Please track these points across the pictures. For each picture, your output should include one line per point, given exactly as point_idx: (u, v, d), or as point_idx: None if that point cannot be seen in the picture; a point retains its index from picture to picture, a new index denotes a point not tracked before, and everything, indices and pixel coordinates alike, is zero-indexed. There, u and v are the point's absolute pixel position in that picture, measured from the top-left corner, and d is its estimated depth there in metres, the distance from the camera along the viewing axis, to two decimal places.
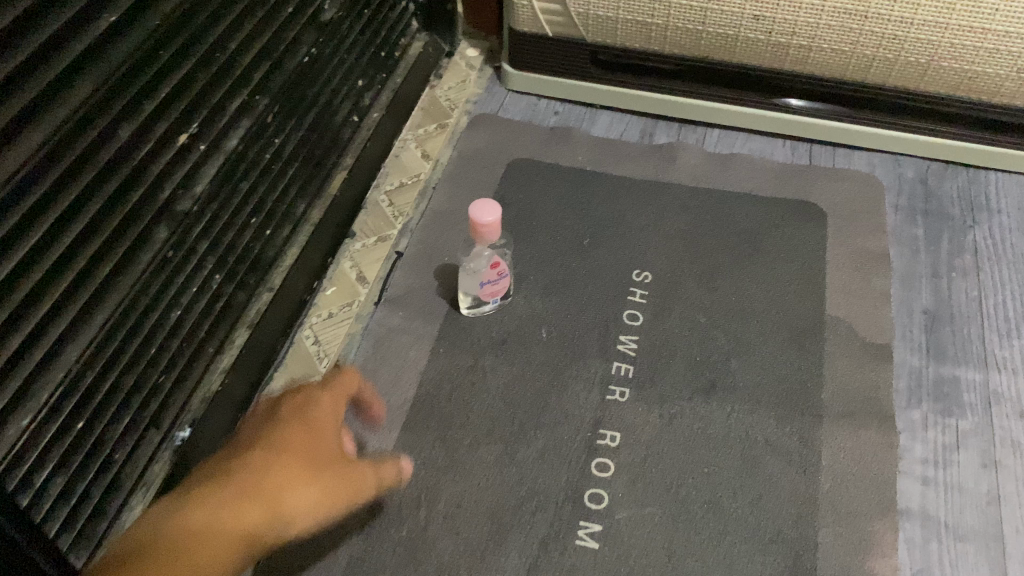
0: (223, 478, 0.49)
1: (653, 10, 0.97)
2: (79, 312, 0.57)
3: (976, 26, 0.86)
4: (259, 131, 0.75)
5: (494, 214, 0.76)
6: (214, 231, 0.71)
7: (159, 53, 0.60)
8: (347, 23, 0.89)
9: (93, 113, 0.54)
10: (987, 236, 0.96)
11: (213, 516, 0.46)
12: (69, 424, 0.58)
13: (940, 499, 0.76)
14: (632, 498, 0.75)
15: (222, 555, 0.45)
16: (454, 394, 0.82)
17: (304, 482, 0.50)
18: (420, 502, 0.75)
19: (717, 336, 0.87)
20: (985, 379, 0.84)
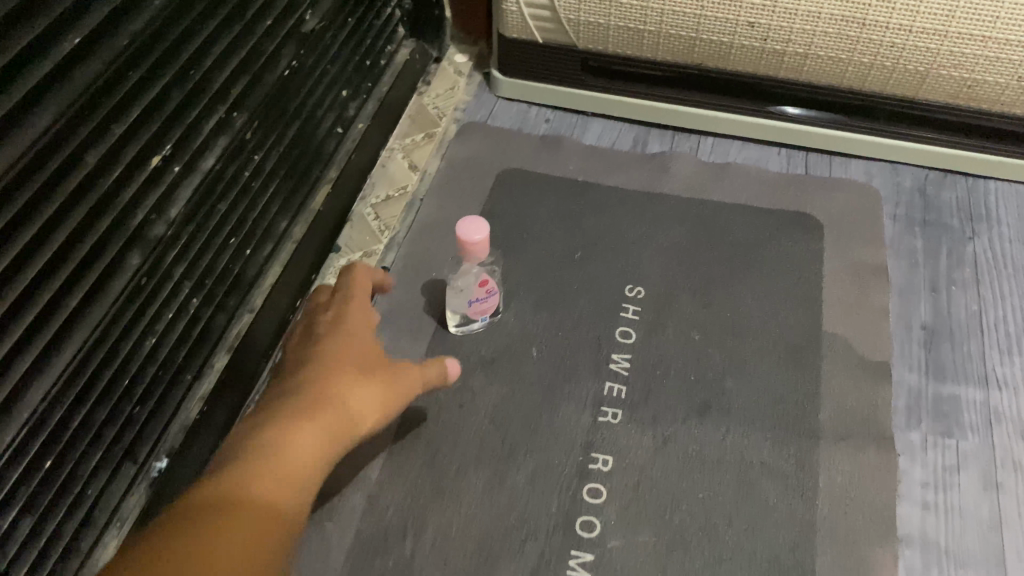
0: (300, 390, 0.59)
1: (645, 17, 0.94)
2: (46, 348, 0.55)
3: (976, 35, 0.84)
4: (237, 149, 0.73)
5: (482, 232, 0.74)
6: (190, 254, 0.69)
7: (129, 74, 0.57)
8: (330, 33, 0.86)
9: (57, 141, 0.52)
10: (987, 248, 0.94)
11: (306, 413, 0.56)
12: (37, 463, 0.56)
13: (940, 524, 0.74)
14: (625, 525, 0.73)
15: (320, 440, 0.55)
16: (442, 416, 0.80)
17: (375, 379, 0.62)
18: (406, 530, 0.73)
19: (712, 354, 0.84)
20: (985, 398, 0.82)
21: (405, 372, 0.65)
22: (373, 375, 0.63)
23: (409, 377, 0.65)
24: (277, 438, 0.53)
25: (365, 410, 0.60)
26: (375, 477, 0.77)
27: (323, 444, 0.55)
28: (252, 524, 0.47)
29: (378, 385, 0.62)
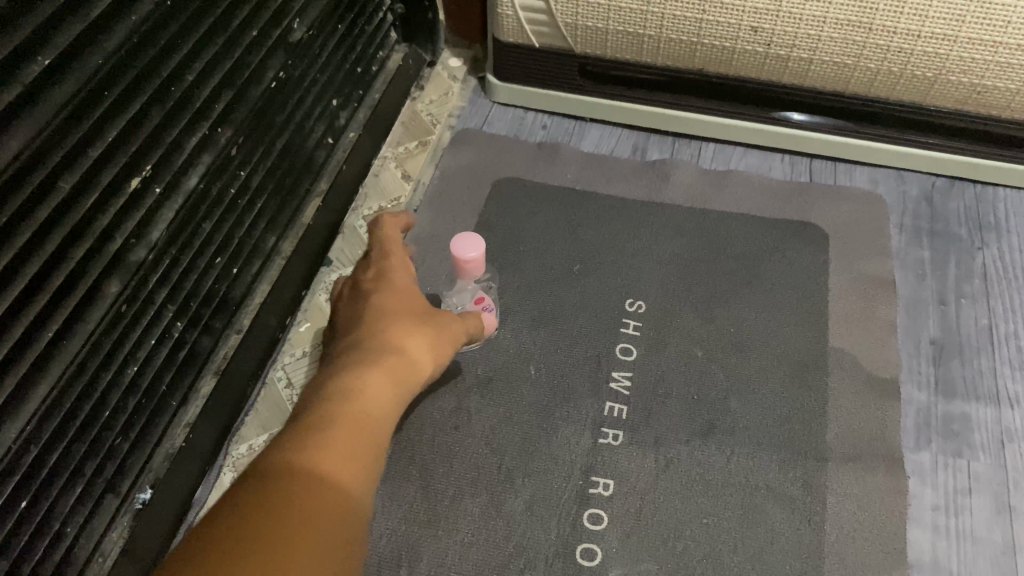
0: (362, 343, 0.64)
1: (645, 21, 0.90)
2: (19, 385, 0.52)
3: (988, 39, 0.80)
4: (222, 165, 0.70)
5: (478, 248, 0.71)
6: (173, 276, 0.66)
7: (103, 94, 0.54)
8: (319, 41, 0.83)
9: (25, 170, 0.49)
10: (996, 258, 0.92)
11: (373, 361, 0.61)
12: (13, 504, 0.53)
13: (952, 550, 0.71)
14: (627, 554, 0.71)
15: (390, 385, 0.60)
16: (437, 439, 0.78)
17: (427, 330, 0.67)
18: (401, 559, 0.71)
19: (715, 372, 0.82)
20: (997, 416, 0.79)
21: (449, 323, 0.70)
22: (425, 327, 0.67)
23: (455, 328, 0.70)
24: (350, 384, 0.58)
25: (422, 360, 0.65)
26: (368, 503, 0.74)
27: (394, 392, 0.60)
28: (350, 460, 0.52)
29: (431, 337, 0.67)
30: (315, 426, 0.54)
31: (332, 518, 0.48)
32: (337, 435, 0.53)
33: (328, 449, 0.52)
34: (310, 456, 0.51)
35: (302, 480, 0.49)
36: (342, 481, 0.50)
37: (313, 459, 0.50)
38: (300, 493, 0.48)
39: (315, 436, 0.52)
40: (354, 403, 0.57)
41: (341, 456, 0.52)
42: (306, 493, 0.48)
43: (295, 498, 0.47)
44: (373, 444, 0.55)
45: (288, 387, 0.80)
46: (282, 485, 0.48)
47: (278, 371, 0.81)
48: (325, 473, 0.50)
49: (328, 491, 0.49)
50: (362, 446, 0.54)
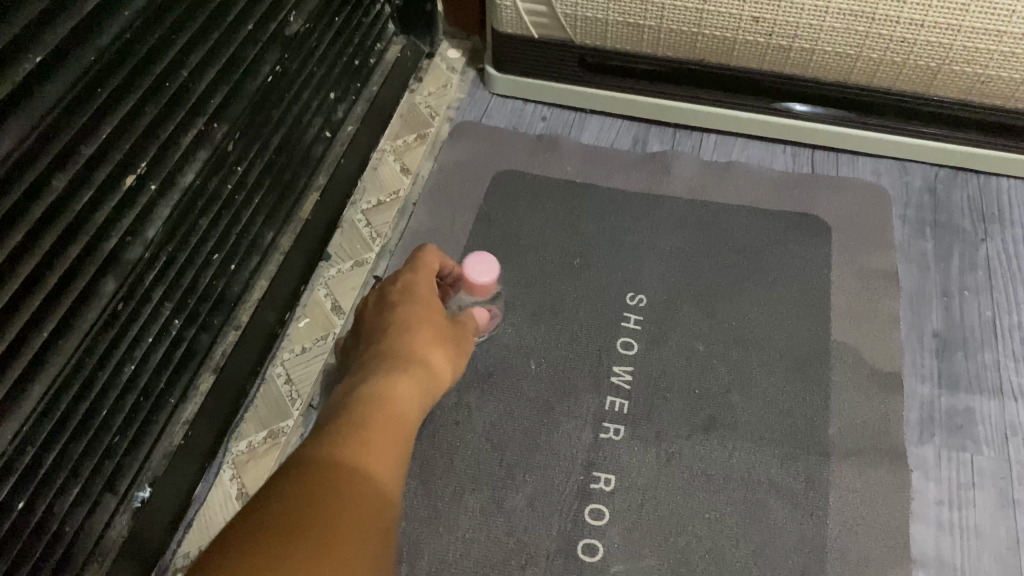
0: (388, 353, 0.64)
1: (645, 12, 0.89)
2: (13, 387, 0.51)
3: (992, 29, 0.79)
4: (218, 162, 0.69)
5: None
6: (170, 274, 0.65)
7: (97, 91, 0.53)
8: (316, 34, 0.82)
9: (16, 169, 0.48)
10: (1000, 250, 0.91)
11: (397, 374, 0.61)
12: (10, 506, 0.53)
13: (957, 545, 0.71)
14: (628, 550, 0.70)
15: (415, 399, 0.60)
16: (437, 435, 0.78)
17: (443, 344, 0.68)
18: (401, 557, 0.70)
19: (717, 366, 0.81)
20: (1001, 410, 0.79)
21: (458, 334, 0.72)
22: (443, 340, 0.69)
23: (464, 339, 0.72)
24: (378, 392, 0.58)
25: (442, 370, 0.66)
26: None
27: (420, 398, 0.61)
28: (392, 459, 0.53)
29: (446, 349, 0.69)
30: (358, 423, 0.54)
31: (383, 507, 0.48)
32: (378, 435, 0.54)
33: (372, 446, 0.52)
34: (356, 451, 0.51)
35: (354, 470, 0.49)
36: (387, 476, 0.51)
37: (359, 454, 0.51)
38: (354, 482, 0.48)
39: (358, 433, 0.53)
40: (389, 406, 0.57)
41: (385, 454, 0.52)
42: (360, 483, 0.48)
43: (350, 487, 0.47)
44: (406, 446, 0.56)
45: (287, 383, 0.79)
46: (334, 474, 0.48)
47: (278, 366, 0.80)
48: (373, 466, 0.50)
49: (376, 483, 0.49)
50: (399, 446, 0.54)
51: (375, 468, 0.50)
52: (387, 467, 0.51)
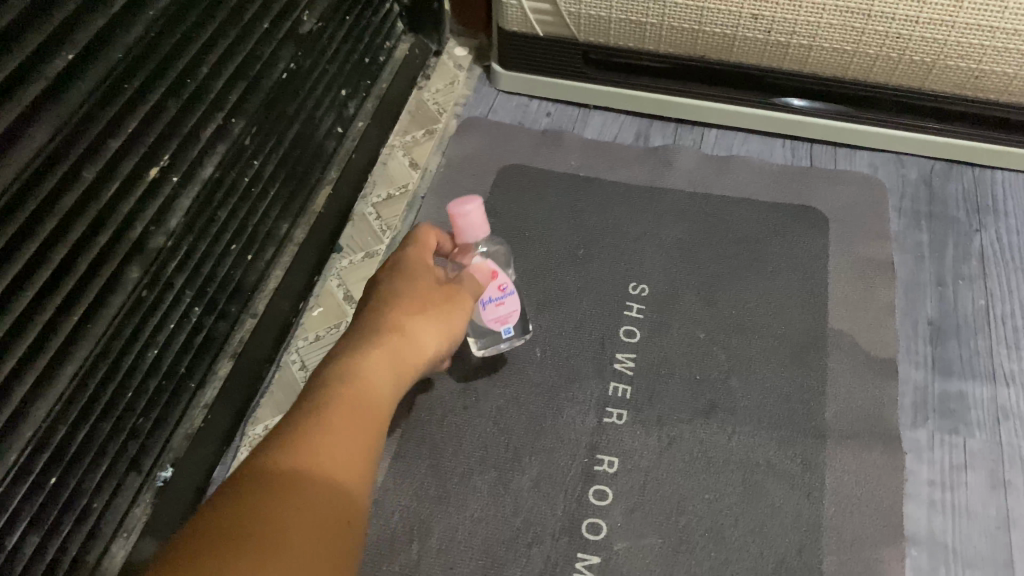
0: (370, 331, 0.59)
1: (648, 10, 0.92)
2: (45, 368, 0.54)
3: (985, 24, 0.82)
4: (236, 155, 0.72)
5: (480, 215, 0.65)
6: (191, 263, 0.68)
7: (124, 86, 0.56)
8: (328, 33, 0.85)
9: (52, 160, 0.51)
10: (994, 240, 0.94)
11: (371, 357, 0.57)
12: (41, 481, 0.56)
13: (948, 524, 0.73)
14: (631, 528, 0.73)
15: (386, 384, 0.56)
16: (446, 420, 0.80)
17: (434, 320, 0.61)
18: (412, 535, 0.73)
19: (717, 353, 0.84)
20: (993, 394, 0.81)
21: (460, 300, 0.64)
22: (437, 305, 0.62)
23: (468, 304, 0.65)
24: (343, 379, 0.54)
25: (432, 341, 0.61)
26: (380, 481, 0.77)
27: (399, 378, 0.58)
28: (349, 460, 0.49)
29: (440, 316, 0.62)
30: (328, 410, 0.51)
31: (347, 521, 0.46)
32: (334, 428, 0.50)
33: (340, 439, 0.49)
34: (321, 448, 0.48)
35: (316, 477, 0.46)
36: (354, 477, 0.48)
37: (321, 454, 0.48)
38: (315, 493, 0.45)
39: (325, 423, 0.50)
40: (362, 387, 0.54)
41: (354, 447, 0.50)
42: (319, 496, 0.45)
43: (310, 500, 0.45)
44: (377, 439, 0.52)
45: (302, 369, 0.81)
46: (292, 483, 0.45)
47: (292, 355, 0.82)
48: (338, 468, 0.48)
49: (339, 490, 0.47)
50: (362, 439, 0.51)
51: (340, 470, 0.48)
52: (357, 463, 0.49)
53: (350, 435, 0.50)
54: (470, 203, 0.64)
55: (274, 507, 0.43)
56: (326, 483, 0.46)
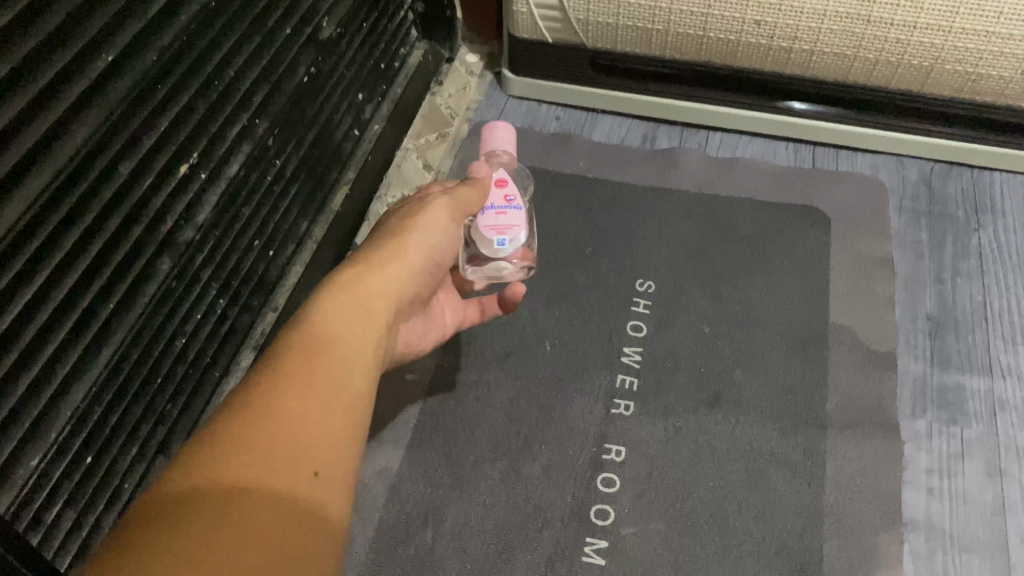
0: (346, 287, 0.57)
1: (654, 16, 0.95)
2: (83, 353, 0.58)
3: (980, 29, 0.84)
4: (259, 155, 0.76)
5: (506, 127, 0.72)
6: (217, 257, 0.72)
7: (158, 87, 0.60)
8: (346, 39, 0.88)
9: (92, 156, 0.55)
10: (992, 238, 0.96)
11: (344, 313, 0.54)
12: (78, 460, 0.59)
13: (945, 511, 0.76)
14: (637, 514, 0.76)
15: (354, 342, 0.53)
16: (458, 411, 0.83)
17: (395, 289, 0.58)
18: (427, 519, 0.76)
19: (721, 346, 0.87)
20: (989, 386, 0.84)
21: (421, 233, 0.63)
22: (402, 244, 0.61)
23: (440, 236, 0.64)
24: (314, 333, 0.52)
25: (400, 279, 0.59)
26: (395, 468, 0.80)
27: (364, 340, 0.54)
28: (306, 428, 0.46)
29: (403, 253, 0.60)
30: (293, 364, 0.49)
31: (315, 475, 0.44)
32: (292, 389, 0.47)
33: (309, 395, 0.48)
34: (286, 407, 0.46)
35: (280, 438, 0.45)
36: (327, 433, 0.47)
37: (278, 424, 0.45)
38: (278, 453, 0.44)
39: (292, 379, 0.48)
40: (334, 337, 0.52)
41: (327, 402, 0.48)
42: (284, 467, 0.44)
43: (275, 460, 0.43)
44: (343, 403, 0.49)
45: None
46: (255, 445, 0.44)
47: None
48: (307, 427, 0.46)
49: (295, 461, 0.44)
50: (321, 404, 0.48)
51: (310, 428, 0.46)
52: (331, 421, 0.47)
53: (321, 389, 0.48)
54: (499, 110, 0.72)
55: (234, 472, 0.42)
56: (292, 442, 0.45)
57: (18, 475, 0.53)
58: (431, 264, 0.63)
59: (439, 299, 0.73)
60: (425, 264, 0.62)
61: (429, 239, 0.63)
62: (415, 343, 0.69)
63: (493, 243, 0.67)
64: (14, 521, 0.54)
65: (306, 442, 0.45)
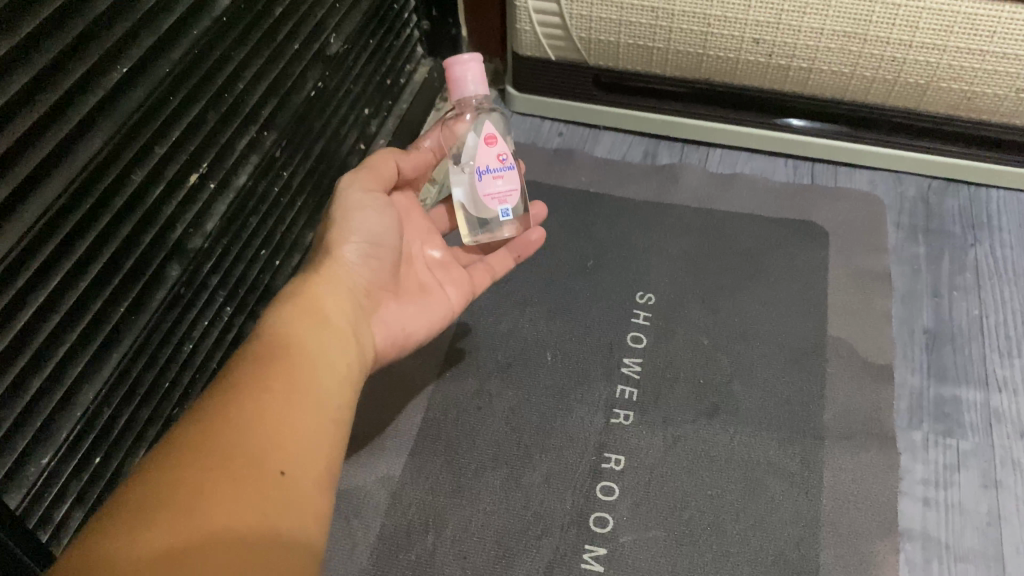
0: (288, 297, 0.60)
1: (655, 35, 0.97)
2: (95, 354, 0.59)
3: (974, 48, 0.86)
4: (267, 166, 0.78)
5: (481, 72, 0.71)
6: (224, 264, 0.74)
7: (170, 98, 0.62)
8: (353, 55, 0.91)
9: (104, 164, 0.56)
10: (988, 253, 0.97)
11: (289, 322, 0.57)
12: (86, 460, 0.61)
13: (941, 520, 0.77)
14: (636, 521, 0.76)
15: (305, 344, 0.56)
16: (461, 418, 0.85)
17: (335, 291, 0.62)
18: (428, 526, 0.77)
19: (720, 358, 0.88)
20: (986, 399, 0.85)
21: (349, 221, 0.65)
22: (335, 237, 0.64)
23: (370, 217, 0.66)
24: (264, 348, 0.55)
25: (339, 273, 0.63)
26: (397, 475, 0.81)
27: (319, 341, 0.57)
28: (267, 431, 0.49)
29: (334, 251, 0.63)
30: (250, 377, 0.52)
31: (282, 474, 0.47)
32: (248, 397, 0.50)
33: (269, 402, 0.51)
34: (247, 415, 0.49)
35: (244, 444, 0.47)
36: (293, 437, 0.50)
37: (239, 431, 0.48)
38: (242, 459, 0.47)
39: (251, 389, 0.51)
40: (287, 348, 0.55)
41: (289, 408, 0.51)
42: (253, 468, 0.46)
43: (244, 466, 0.46)
44: (303, 400, 0.52)
45: None
46: (219, 454, 0.46)
47: None
48: (272, 432, 0.49)
49: (262, 461, 0.47)
50: (279, 407, 0.51)
51: (270, 433, 0.49)
52: (293, 423, 0.50)
53: (281, 394, 0.52)
54: (471, 55, 0.70)
55: (210, 483, 0.44)
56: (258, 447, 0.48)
57: (30, 473, 0.55)
58: (372, 251, 0.66)
59: (440, 280, 0.73)
60: (364, 256, 0.65)
61: (361, 224, 0.65)
62: (415, 332, 0.68)
63: (498, 211, 0.71)
64: (25, 517, 0.55)
65: (273, 447, 0.48)
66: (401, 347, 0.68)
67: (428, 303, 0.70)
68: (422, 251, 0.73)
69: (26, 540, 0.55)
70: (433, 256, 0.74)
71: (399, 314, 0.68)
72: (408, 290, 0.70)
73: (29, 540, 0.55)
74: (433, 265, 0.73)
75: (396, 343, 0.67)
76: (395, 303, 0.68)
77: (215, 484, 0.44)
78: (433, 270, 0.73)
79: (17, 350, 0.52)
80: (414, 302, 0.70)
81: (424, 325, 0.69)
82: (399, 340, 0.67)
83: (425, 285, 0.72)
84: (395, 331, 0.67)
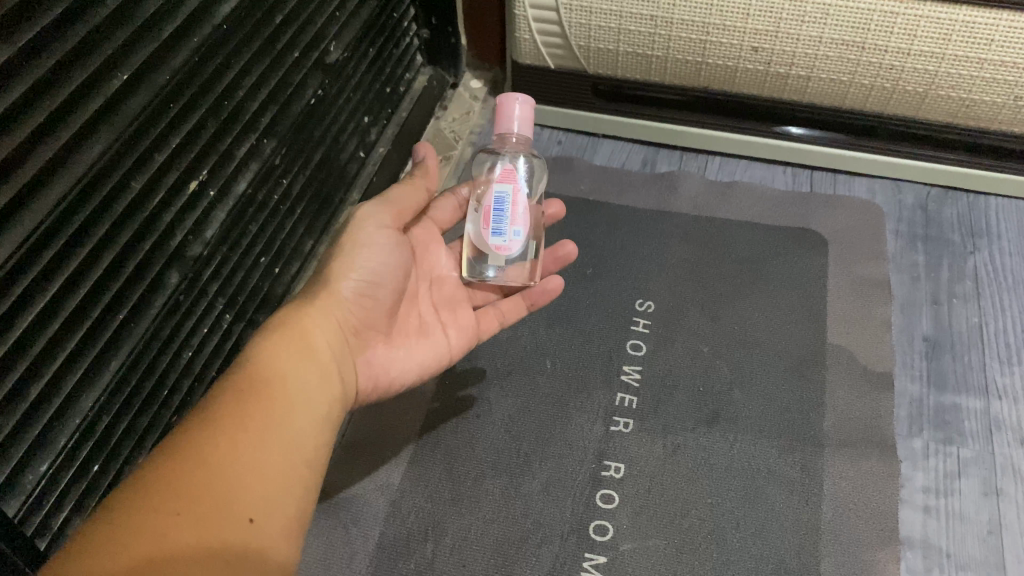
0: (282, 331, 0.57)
1: (653, 44, 0.97)
2: (94, 361, 0.59)
3: (973, 56, 0.86)
4: (267, 173, 0.78)
5: (527, 116, 0.71)
6: (224, 272, 0.74)
7: (170, 104, 0.62)
8: (353, 63, 0.91)
9: (104, 173, 0.56)
10: (987, 262, 0.97)
11: (275, 359, 0.55)
12: (85, 466, 0.61)
13: (943, 529, 0.76)
14: (635, 530, 0.76)
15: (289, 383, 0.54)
16: (460, 426, 0.85)
17: (330, 330, 0.59)
18: (427, 535, 0.76)
19: (720, 366, 0.88)
20: (986, 406, 0.85)
21: (360, 254, 0.62)
22: (336, 271, 0.62)
23: (375, 252, 0.63)
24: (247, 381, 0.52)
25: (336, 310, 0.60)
26: (396, 482, 0.81)
27: (303, 383, 0.54)
28: (240, 475, 0.47)
29: (332, 286, 0.61)
30: (223, 409, 0.50)
31: (251, 523, 0.46)
32: (223, 435, 0.48)
33: (242, 438, 0.49)
34: (219, 448, 0.47)
35: (213, 485, 0.46)
36: (264, 480, 0.48)
37: (210, 472, 0.46)
38: (208, 501, 0.45)
39: (222, 425, 0.49)
40: (269, 383, 0.53)
41: (261, 446, 0.49)
42: (218, 513, 0.45)
43: (206, 506, 0.45)
44: (277, 444, 0.50)
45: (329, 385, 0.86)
46: (186, 494, 0.45)
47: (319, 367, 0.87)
48: (243, 472, 0.47)
49: (231, 504, 0.45)
50: (253, 448, 0.49)
51: (243, 476, 0.47)
52: (264, 466, 0.48)
53: (256, 431, 0.50)
54: (523, 97, 0.70)
55: (170, 524, 0.43)
56: (227, 489, 0.46)
57: (28, 479, 0.55)
58: (370, 290, 0.63)
59: (443, 322, 0.72)
60: (362, 294, 0.63)
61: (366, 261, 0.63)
62: (406, 378, 0.68)
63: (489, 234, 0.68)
64: (22, 526, 0.55)
65: (241, 486, 0.47)
66: (386, 390, 0.67)
67: (424, 345, 0.69)
68: (427, 289, 0.73)
69: (23, 546, 0.55)
70: (438, 297, 0.73)
71: (389, 355, 0.67)
72: (405, 331, 0.69)
73: (25, 544, 0.55)
74: (439, 304, 0.73)
75: (379, 386, 0.66)
76: (386, 346, 0.66)
77: (175, 525, 0.43)
78: (440, 310, 0.72)
79: (15, 358, 0.52)
80: (407, 343, 0.68)
81: (416, 367, 0.68)
82: (384, 384, 0.66)
83: (427, 325, 0.71)
84: (382, 372, 0.66)
